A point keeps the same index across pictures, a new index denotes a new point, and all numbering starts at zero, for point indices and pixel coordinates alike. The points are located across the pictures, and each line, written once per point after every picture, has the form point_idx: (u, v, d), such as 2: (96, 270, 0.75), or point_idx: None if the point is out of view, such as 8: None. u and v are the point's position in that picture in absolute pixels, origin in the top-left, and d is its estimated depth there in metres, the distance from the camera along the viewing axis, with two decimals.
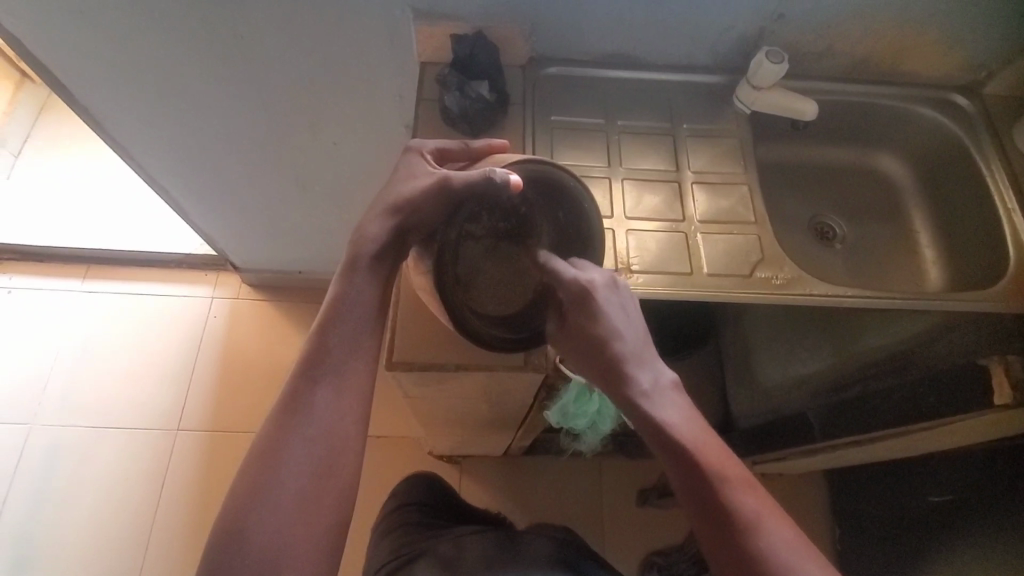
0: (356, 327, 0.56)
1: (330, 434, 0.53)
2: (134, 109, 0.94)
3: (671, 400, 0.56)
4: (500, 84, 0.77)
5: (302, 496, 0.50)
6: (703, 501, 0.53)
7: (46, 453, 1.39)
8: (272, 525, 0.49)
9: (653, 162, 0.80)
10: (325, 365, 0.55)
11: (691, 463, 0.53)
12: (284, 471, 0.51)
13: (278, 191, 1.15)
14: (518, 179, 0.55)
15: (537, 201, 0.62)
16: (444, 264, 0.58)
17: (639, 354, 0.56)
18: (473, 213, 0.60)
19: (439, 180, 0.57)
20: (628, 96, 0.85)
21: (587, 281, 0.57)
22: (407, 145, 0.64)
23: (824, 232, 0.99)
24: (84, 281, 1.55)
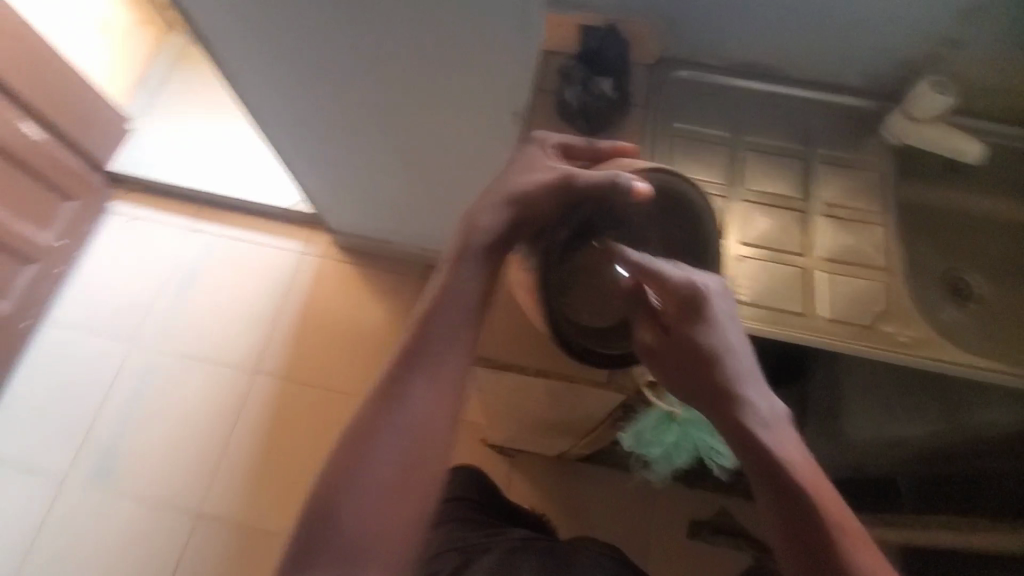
0: (458, 316, 0.53)
1: (425, 427, 0.49)
2: (265, 70, 0.98)
3: (785, 431, 0.51)
4: (624, 81, 0.73)
5: (393, 488, 0.47)
6: (801, 533, 0.47)
7: (142, 372, 1.51)
8: (360, 515, 0.46)
9: (777, 186, 0.74)
10: (423, 354, 0.52)
11: (792, 494, 0.48)
12: (376, 459, 0.47)
13: (382, 162, 1.17)
14: (643, 186, 0.52)
15: (654, 215, 0.58)
16: (548, 264, 0.57)
17: (751, 377, 0.52)
18: (586, 218, 0.57)
19: (562, 177, 0.54)
20: (759, 112, 0.78)
21: (696, 285, 0.51)
22: (528, 134, 0.61)
23: (960, 288, 0.87)
24: (193, 222, 1.66)
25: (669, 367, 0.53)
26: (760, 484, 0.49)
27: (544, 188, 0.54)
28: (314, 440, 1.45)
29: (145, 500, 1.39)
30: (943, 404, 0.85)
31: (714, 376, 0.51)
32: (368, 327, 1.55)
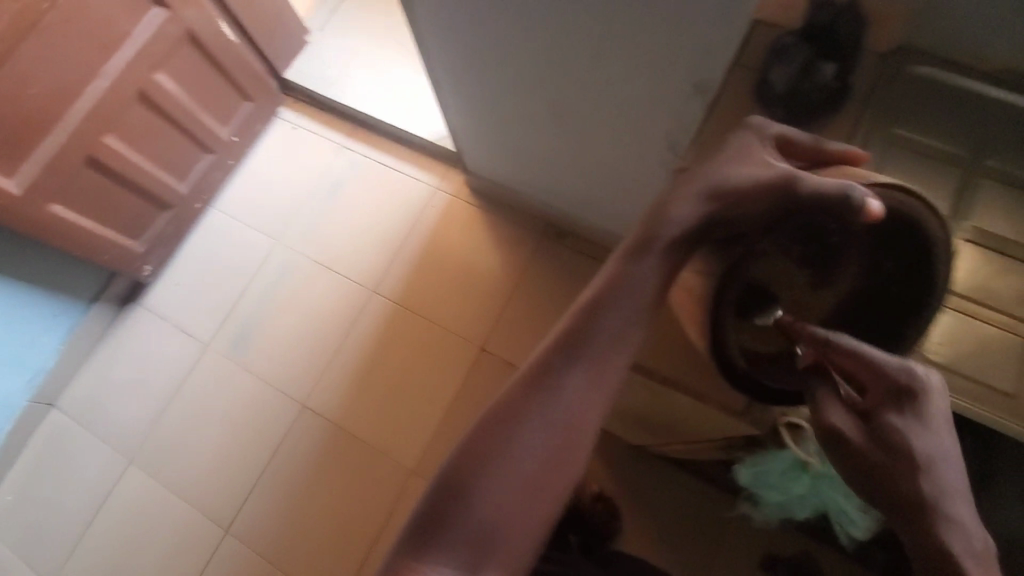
0: (626, 314, 0.49)
1: (573, 424, 0.47)
2: (447, 4, 0.95)
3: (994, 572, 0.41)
4: (850, 70, 0.61)
5: (531, 481, 0.45)
6: None
7: (279, 269, 1.66)
8: (495, 500, 0.43)
9: (1017, 230, 0.59)
10: (585, 346, 0.48)
11: None
12: (519, 447, 0.45)
13: (537, 114, 1.12)
14: (880, 207, 0.43)
15: (871, 240, 0.49)
16: (733, 279, 0.51)
17: (961, 495, 0.42)
18: (784, 229, 0.49)
19: (784, 175, 0.46)
20: (1014, 130, 0.62)
21: (914, 378, 0.44)
22: (744, 116, 0.52)
23: None
24: (345, 138, 1.75)
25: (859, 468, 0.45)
26: None
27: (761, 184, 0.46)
28: (413, 367, 1.51)
29: (266, 381, 1.55)
30: None
31: (910, 485, 0.43)
32: (483, 272, 1.56)
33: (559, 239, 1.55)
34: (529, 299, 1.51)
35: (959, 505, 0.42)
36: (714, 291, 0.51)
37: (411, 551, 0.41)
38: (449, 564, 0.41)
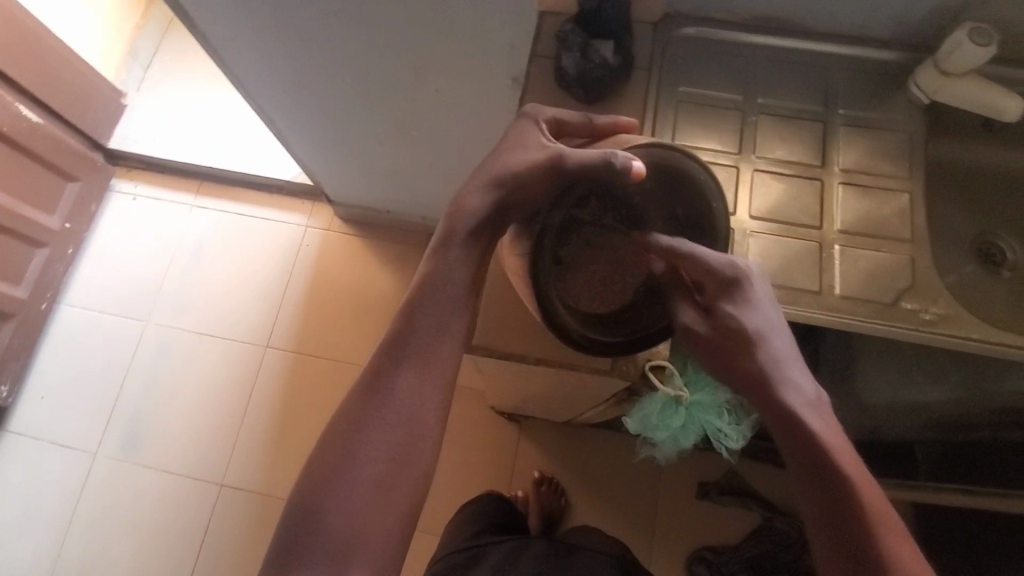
0: (445, 306, 0.53)
1: (412, 419, 0.50)
2: (249, 42, 0.93)
3: (825, 413, 0.51)
4: (626, 45, 0.68)
5: (378, 482, 0.48)
6: (844, 516, 0.47)
7: (156, 349, 1.53)
8: (346, 508, 0.47)
9: (792, 152, 0.69)
10: (409, 344, 0.52)
11: (835, 478, 0.48)
12: (361, 453, 0.48)
13: (374, 132, 1.13)
14: (640, 166, 0.48)
15: (658, 193, 0.56)
16: (541, 249, 0.53)
17: (793, 359, 0.51)
18: (582, 198, 0.55)
19: (552, 157, 0.52)
20: (773, 71, 0.72)
21: (737, 268, 0.51)
22: (522, 108, 0.59)
23: (991, 254, 0.84)
24: (196, 196, 1.64)
25: (711, 354, 0.52)
26: (801, 474, 0.49)
27: (529, 165, 0.53)
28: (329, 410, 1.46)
29: (169, 472, 1.43)
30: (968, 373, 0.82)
31: (747, 358, 0.50)
32: (378, 298, 1.54)
33: None
34: None
35: (792, 369, 0.51)
36: (529, 259, 0.53)
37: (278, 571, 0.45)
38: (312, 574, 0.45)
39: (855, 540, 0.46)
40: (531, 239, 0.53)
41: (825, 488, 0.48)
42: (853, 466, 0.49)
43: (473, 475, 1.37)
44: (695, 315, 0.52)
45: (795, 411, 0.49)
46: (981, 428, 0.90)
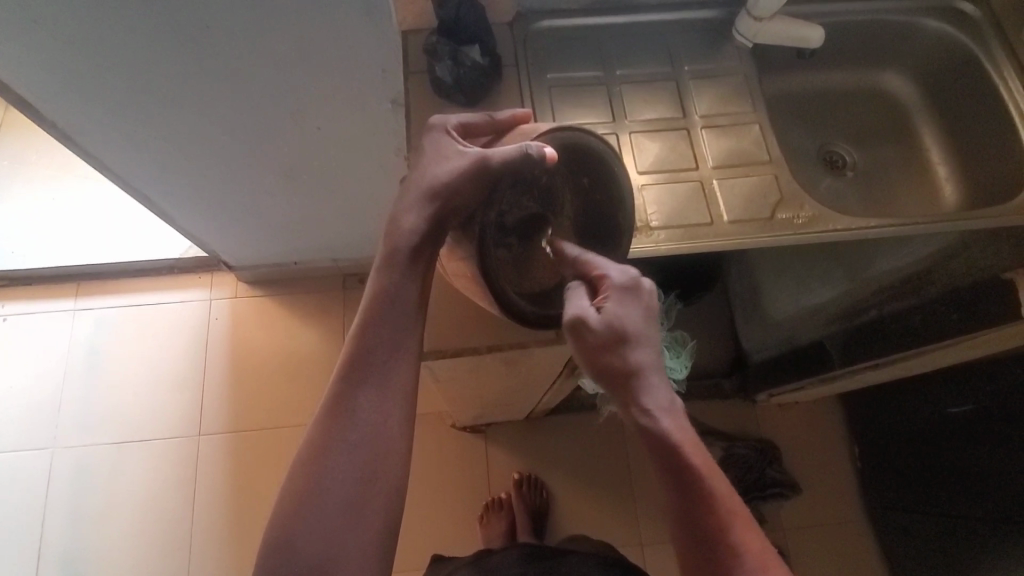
0: (396, 321, 0.56)
1: (379, 433, 0.52)
2: (110, 122, 0.89)
3: (679, 416, 0.54)
4: (490, 45, 0.74)
5: (352, 497, 0.50)
6: (692, 512, 0.52)
7: (73, 473, 1.38)
8: (322, 531, 0.49)
9: (658, 111, 0.78)
10: (365, 365, 0.54)
11: (686, 476, 0.52)
12: (331, 476, 0.51)
13: (264, 185, 1.11)
14: (552, 151, 0.54)
15: (561, 170, 0.59)
16: (489, 251, 0.55)
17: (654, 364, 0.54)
18: (500, 192, 0.56)
19: (476, 161, 0.56)
20: (624, 45, 0.82)
21: (632, 274, 0.55)
22: (428, 122, 0.62)
23: (834, 159, 1.00)
24: (77, 300, 1.51)
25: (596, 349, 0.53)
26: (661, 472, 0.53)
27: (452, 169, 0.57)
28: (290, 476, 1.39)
29: None
30: (844, 266, 0.97)
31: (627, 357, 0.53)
32: (306, 352, 1.49)
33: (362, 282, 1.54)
34: None
35: (655, 375, 0.54)
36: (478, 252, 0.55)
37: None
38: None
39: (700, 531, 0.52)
40: (480, 245, 0.55)
41: (681, 494, 0.53)
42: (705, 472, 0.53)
43: (448, 495, 1.37)
44: (588, 306, 0.53)
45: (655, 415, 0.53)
46: (868, 309, 1.01)
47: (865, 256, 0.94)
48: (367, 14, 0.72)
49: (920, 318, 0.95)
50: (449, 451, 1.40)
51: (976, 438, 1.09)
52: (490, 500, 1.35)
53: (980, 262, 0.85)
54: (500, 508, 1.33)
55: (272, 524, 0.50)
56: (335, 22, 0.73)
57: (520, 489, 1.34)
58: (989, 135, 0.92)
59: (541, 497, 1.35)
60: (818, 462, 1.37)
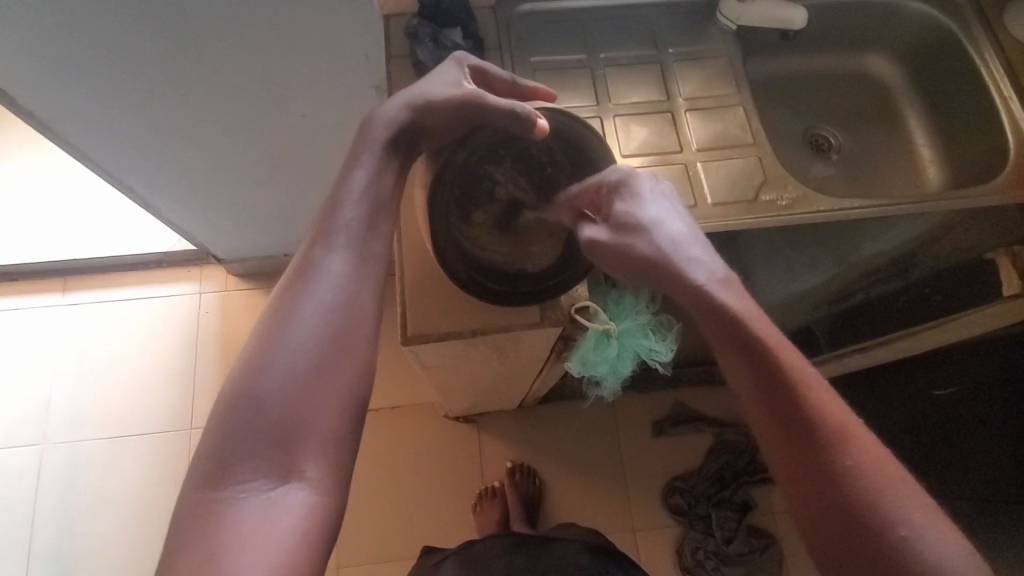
0: (366, 204, 0.53)
1: (349, 300, 0.49)
2: (90, 112, 0.87)
3: (730, 291, 0.52)
4: (472, 29, 0.75)
5: (315, 362, 0.46)
6: (775, 392, 0.48)
7: (64, 468, 1.38)
8: (282, 405, 0.45)
9: (643, 94, 0.78)
10: (334, 232, 0.51)
11: (761, 357, 0.48)
12: (297, 340, 0.47)
13: (250, 173, 1.09)
14: (544, 124, 0.57)
15: (564, 163, 0.65)
16: (442, 183, 0.61)
17: (687, 239, 0.55)
18: (492, 155, 0.64)
19: (465, 101, 0.57)
20: (608, 28, 0.81)
21: (626, 172, 0.58)
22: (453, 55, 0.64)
23: (820, 143, 1.00)
24: (65, 295, 1.49)
25: (617, 251, 0.55)
26: (729, 352, 0.50)
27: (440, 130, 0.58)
28: None
29: None
30: (832, 250, 0.95)
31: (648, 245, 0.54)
32: None
33: None
34: None
35: (686, 251, 0.54)
36: (429, 180, 0.61)
37: (225, 494, 0.42)
38: (260, 479, 0.43)
39: (783, 412, 0.47)
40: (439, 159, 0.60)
41: (762, 371, 0.48)
42: (778, 346, 0.49)
43: (442, 484, 1.38)
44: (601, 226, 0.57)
45: (704, 285, 0.51)
46: (854, 293, 1.02)
47: (853, 241, 0.94)
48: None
49: (905, 302, 0.99)
50: (442, 440, 1.40)
51: (960, 420, 1.11)
52: (483, 489, 1.35)
53: (970, 245, 0.88)
54: (493, 497, 1.33)
55: (226, 387, 0.46)
56: (314, 5, 0.72)
57: (513, 477, 1.34)
58: (972, 118, 0.92)
59: (533, 484, 1.35)
60: None
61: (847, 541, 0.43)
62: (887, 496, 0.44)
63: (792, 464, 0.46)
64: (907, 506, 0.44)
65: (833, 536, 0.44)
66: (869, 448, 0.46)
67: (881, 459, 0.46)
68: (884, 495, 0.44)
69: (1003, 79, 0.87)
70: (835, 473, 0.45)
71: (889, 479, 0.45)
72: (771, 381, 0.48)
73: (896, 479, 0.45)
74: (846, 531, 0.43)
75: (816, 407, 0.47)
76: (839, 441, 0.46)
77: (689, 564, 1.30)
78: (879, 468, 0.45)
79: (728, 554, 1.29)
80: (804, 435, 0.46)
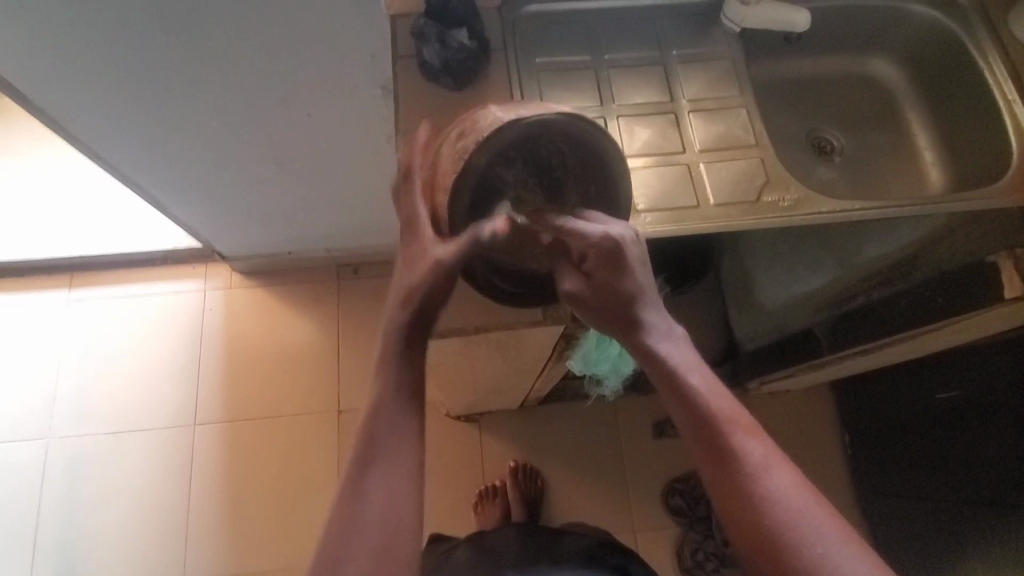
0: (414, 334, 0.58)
1: (406, 443, 0.53)
2: (98, 109, 0.89)
3: (682, 345, 0.56)
4: (478, 29, 0.75)
5: (384, 520, 0.49)
6: (703, 430, 0.52)
7: (68, 463, 1.39)
8: (369, 524, 0.49)
9: (647, 95, 0.78)
10: (391, 376, 0.56)
11: (690, 397, 0.53)
12: (366, 498, 0.50)
13: (256, 172, 1.10)
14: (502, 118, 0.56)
15: (576, 167, 0.61)
16: (458, 188, 0.56)
17: (651, 303, 0.56)
18: (506, 157, 0.57)
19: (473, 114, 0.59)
20: (613, 30, 0.82)
21: (618, 237, 0.53)
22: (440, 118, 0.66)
23: (822, 146, 1.01)
24: (71, 290, 1.51)
25: (595, 314, 0.56)
26: (663, 392, 0.54)
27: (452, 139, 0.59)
28: (284, 464, 1.41)
29: None
30: (835, 253, 0.97)
31: (630, 314, 0.55)
32: (299, 343, 1.49)
33: (356, 273, 1.55)
34: (358, 341, 1.49)
35: (652, 313, 0.56)
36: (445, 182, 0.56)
37: None
38: None
39: (711, 448, 0.51)
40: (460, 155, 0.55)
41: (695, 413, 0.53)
42: (709, 388, 0.54)
43: (443, 484, 1.38)
44: (578, 282, 0.56)
45: (655, 350, 0.54)
46: (856, 296, 1.02)
47: (855, 244, 0.94)
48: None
49: (908, 306, 0.96)
50: (445, 439, 1.41)
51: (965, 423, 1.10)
52: (484, 489, 1.36)
53: (969, 246, 0.86)
54: (494, 497, 1.33)
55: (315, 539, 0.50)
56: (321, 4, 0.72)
57: (515, 477, 1.34)
58: (975, 121, 0.92)
59: (534, 484, 1.35)
60: (808, 447, 1.39)
61: (769, 566, 0.47)
62: (808, 524, 0.47)
63: (724, 499, 0.50)
64: (824, 532, 0.47)
65: (760, 564, 0.47)
66: (789, 479, 0.50)
67: (801, 490, 0.49)
68: (804, 521, 0.47)
69: (1007, 82, 0.88)
70: (759, 504, 0.48)
71: (809, 509, 0.48)
72: (701, 423, 0.52)
73: (815, 507, 0.48)
74: (768, 559, 0.47)
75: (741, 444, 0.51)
76: (761, 473, 0.50)
77: (689, 565, 1.30)
78: (799, 497, 0.49)
79: (727, 555, 1.30)
80: (732, 469, 0.50)
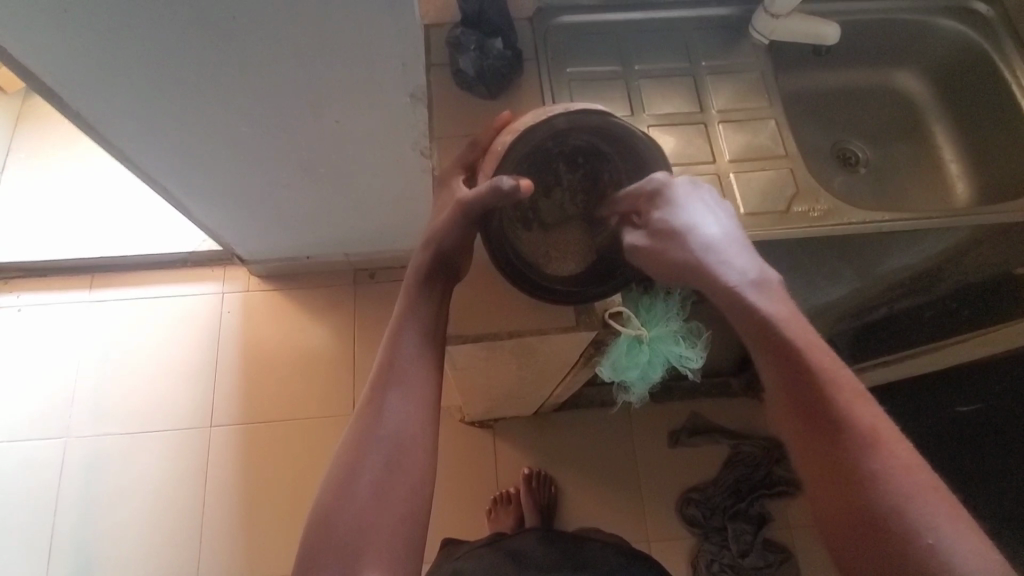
0: (420, 333, 0.62)
1: (422, 385, 0.60)
2: (133, 114, 0.91)
3: (773, 290, 0.58)
4: (512, 40, 0.77)
5: (398, 438, 0.57)
6: (803, 396, 0.53)
7: (85, 463, 1.40)
8: (358, 505, 0.54)
9: (677, 105, 0.79)
10: (394, 373, 0.60)
11: (794, 361, 0.54)
12: (384, 421, 0.58)
13: (281, 178, 1.12)
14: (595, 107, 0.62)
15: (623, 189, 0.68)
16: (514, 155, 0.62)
17: (731, 244, 0.60)
18: (568, 165, 0.68)
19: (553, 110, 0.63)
20: (643, 41, 0.83)
21: (660, 180, 0.62)
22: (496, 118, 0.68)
23: (847, 157, 1.01)
24: (91, 292, 1.52)
25: (662, 258, 0.60)
26: (763, 356, 0.55)
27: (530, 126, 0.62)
28: (298, 467, 1.41)
29: None
30: (856, 266, 0.94)
31: (688, 250, 0.59)
32: (315, 347, 1.50)
33: (372, 278, 1.56)
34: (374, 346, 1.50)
35: (729, 253, 0.59)
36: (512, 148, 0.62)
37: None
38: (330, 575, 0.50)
39: (812, 414, 0.53)
40: (546, 118, 0.61)
41: (794, 379, 0.54)
42: (809, 348, 0.54)
43: (458, 489, 1.38)
44: (640, 234, 0.62)
45: (741, 287, 0.57)
46: (878, 308, 1.03)
47: (875, 256, 0.93)
48: (393, 8, 0.73)
49: (931, 317, 0.99)
50: (459, 445, 1.41)
51: None
52: (498, 495, 1.35)
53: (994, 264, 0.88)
54: (509, 503, 1.33)
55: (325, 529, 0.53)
56: (359, 15, 0.74)
57: (529, 484, 1.34)
58: (1003, 134, 0.93)
59: (546, 488, 1.35)
60: None
61: (867, 537, 0.48)
62: (904, 491, 0.48)
63: (822, 465, 0.52)
64: (934, 508, 0.47)
65: (855, 532, 0.49)
66: (895, 448, 0.50)
67: (910, 463, 0.50)
68: (907, 494, 0.48)
69: None
70: (859, 472, 0.50)
71: (922, 486, 0.48)
72: (799, 388, 0.53)
73: (926, 481, 0.49)
74: (867, 528, 0.48)
75: (844, 411, 0.52)
76: (867, 442, 0.51)
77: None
78: (903, 469, 0.49)
79: (742, 567, 1.29)
80: (832, 440, 0.51)
